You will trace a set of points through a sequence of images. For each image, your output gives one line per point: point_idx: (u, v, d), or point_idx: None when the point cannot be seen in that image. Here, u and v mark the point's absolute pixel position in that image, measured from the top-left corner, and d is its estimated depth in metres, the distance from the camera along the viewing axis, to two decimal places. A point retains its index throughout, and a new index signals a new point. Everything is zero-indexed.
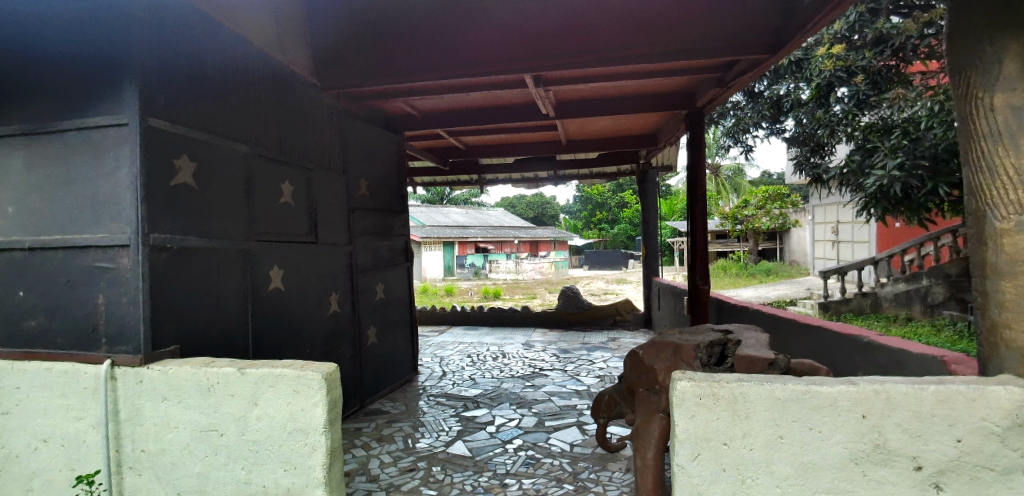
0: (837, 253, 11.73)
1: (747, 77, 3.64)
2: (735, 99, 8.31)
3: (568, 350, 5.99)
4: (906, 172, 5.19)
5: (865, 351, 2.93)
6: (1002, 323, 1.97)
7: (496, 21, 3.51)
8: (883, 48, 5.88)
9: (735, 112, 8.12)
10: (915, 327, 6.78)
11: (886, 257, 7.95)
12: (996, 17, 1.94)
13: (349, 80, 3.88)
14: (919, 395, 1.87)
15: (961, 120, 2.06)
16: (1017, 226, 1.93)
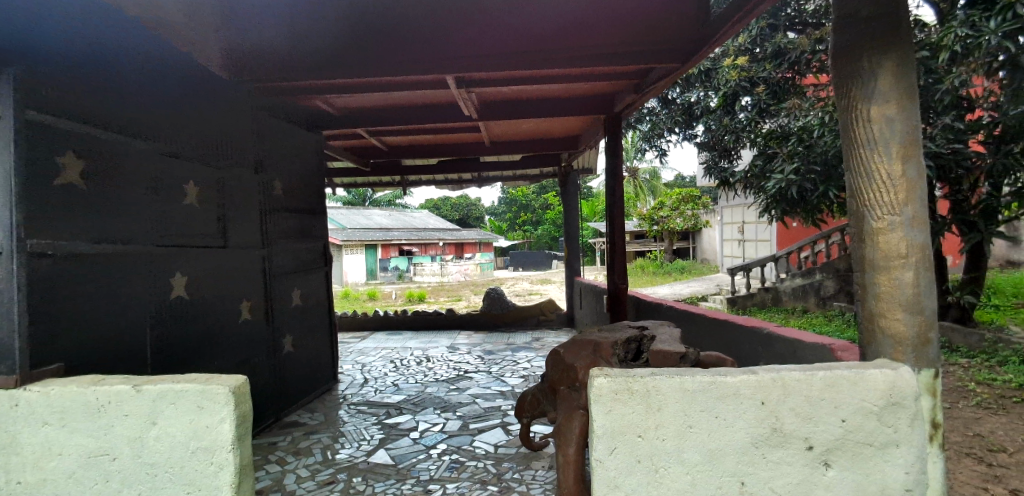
0: (743, 251, 12.56)
1: (661, 84, 3.79)
2: (651, 105, 8.65)
3: (492, 351, 6.00)
4: (801, 176, 5.62)
5: (765, 342, 3.15)
6: (878, 313, 2.19)
7: (497, 21, 3.37)
8: (780, 61, 6.30)
9: (651, 117, 8.49)
10: (810, 318, 7.39)
11: (784, 254, 8.60)
12: (874, 37, 2.14)
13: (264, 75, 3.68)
14: (809, 381, 2.03)
15: (844, 128, 2.26)
16: (890, 225, 2.14)
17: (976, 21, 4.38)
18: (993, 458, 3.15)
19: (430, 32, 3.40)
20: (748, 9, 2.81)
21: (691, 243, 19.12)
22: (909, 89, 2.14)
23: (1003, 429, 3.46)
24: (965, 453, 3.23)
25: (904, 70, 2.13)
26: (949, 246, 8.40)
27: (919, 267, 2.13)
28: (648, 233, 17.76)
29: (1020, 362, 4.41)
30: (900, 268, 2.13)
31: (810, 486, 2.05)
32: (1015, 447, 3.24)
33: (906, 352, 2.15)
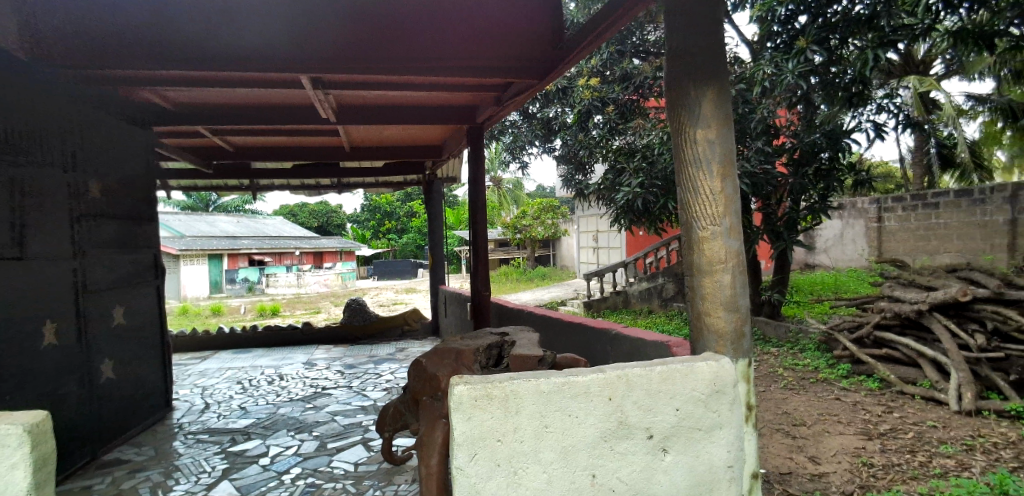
0: (597, 258, 13.46)
1: (520, 98, 3.93)
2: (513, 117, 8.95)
3: (354, 365, 5.74)
4: (645, 189, 6.20)
5: (614, 342, 3.40)
6: (704, 312, 2.47)
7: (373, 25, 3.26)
8: (627, 84, 6.96)
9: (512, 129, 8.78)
10: (653, 318, 8.14)
11: (632, 260, 9.39)
12: (698, 68, 2.42)
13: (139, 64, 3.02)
14: (649, 375, 2.23)
15: (675, 147, 2.52)
16: (712, 234, 2.44)
17: (778, 61, 5.16)
18: (796, 432, 3.71)
19: (349, 29, 3.18)
20: (596, 35, 3.04)
21: (551, 251, 20.04)
22: (725, 116, 2.45)
23: (803, 406, 4.10)
24: (775, 429, 3.78)
25: (722, 99, 2.43)
26: (761, 251, 9.82)
27: (735, 271, 2.45)
28: (512, 241, 18.30)
29: (814, 349, 5.27)
30: (720, 272, 2.44)
31: (651, 472, 2.25)
32: (811, 420, 3.85)
33: (727, 345, 2.46)
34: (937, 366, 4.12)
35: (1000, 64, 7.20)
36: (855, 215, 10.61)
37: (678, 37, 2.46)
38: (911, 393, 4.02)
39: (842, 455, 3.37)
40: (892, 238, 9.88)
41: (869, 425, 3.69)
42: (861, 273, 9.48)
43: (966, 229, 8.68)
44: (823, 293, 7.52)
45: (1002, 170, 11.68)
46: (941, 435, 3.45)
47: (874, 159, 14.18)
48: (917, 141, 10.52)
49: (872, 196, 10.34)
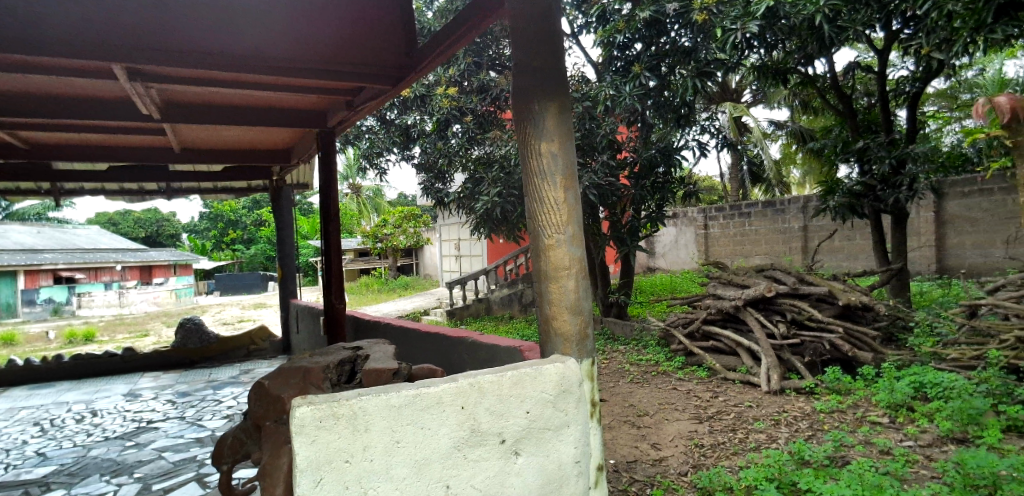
0: (459, 266, 13.52)
1: (372, 103, 3.81)
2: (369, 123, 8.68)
3: (189, 392, 5.13)
4: (502, 199, 6.40)
5: (470, 350, 3.43)
6: (552, 316, 2.59)
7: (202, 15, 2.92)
8: (484, 96, 7.12)
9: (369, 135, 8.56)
10: (514, 323, 8.38)
11: (493, 268, 9.58)
12: (541, 84, 2.54)
13: (35, 49, 2.58)
14: (500, 381, 2.28)
15: (522, 159, 2.62)
16: (557, 242, 2.56)
17: (617, 83, 5.63)
18: (640, 421, 4.04)
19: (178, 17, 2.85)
20: (447, 46, 3.07)
21: (415, 259, 19.78)
22: (566, 131, 2.59)
23: (646, 397, 4.48)
24: (622, 420, 4.07)
25: (563, 115, 2.58)
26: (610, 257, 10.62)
27: (578, 276, 2.60)
28: (372, 251, 17.70)
29: (655, 344, 5.79)
30: (564, 277, 2.57)
31: (504, 476, 2.28)
32: (652, 410, 4.22)
33: (572, 346, 2.60)
34: (751, 354, 4.75)
35: (791, 96, 8.53)
36: (686, 223, 11.89)
37: (523, 54, 2.56)
38: (733, 378, 4.60)
39: (679, 439, 3.73)
40: (716, 243, 11.24)
41: (700, 410, 4.14)
42: (693, 274, 10.64)
43: (771, 235, 10.17)
44: (662, 293, 8.31)
45: (795, 185, 13.88)
46: (756, 413, 3.97)
47: (700, 173, 16.05)
48: (733, 159, 12.09)
49: (699, 206, 11.68)
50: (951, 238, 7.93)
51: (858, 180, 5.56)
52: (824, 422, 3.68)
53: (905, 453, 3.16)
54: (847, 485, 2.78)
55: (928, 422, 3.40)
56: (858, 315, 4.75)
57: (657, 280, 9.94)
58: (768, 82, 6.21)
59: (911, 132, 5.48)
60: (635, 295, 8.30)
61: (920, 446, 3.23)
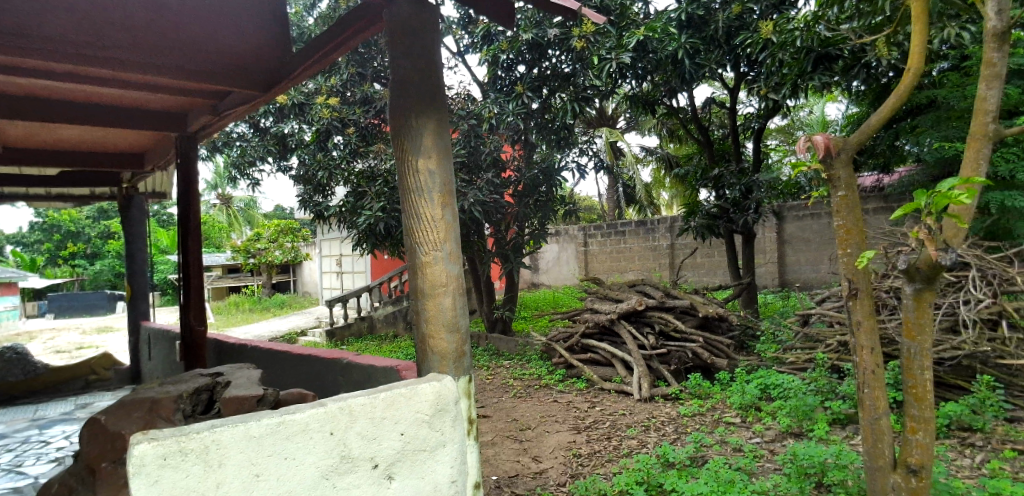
0: (341, 282, 12.95)
1: (241, 109, 3.57)
2: (241, 129, 8.12)
3: (6, 434, 4.36)
4: (387, 214, 6.29)
5: (345, 371, 3.28)
6: (428, 334, 2.58)
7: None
8: (367, 108, 6.97)
9: (240, 142, 8.02)
10: (398, 342, 8.19)
11: (377, 284, 9.33)
12: (419, 101, 2.54)
13: None
14: (372, 403, 2.18)
15: (400, 174, 2.60)
16: (433, 259, 2.56)
17: (500, 102, 5.81)
18: (522, 435, 4.11)
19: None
20: (322, 54, 2.97)
21: (293, 276, 18.66)
22: (444, 149, 2.60)
23: (529, 411, 4.58)
24: (505, 436, 4.12)
25: (441, 132, 2.59)
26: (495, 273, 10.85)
27: (455, 293, 2.61)
28: (243, 267, 16.38)
29: (538, 358, 5.96)
30: (441, 294, 2.57)
31: None
32: (533, 423, 4.32)
33: (449, 364, 2.60)
34: (625, 364, 5.06)
35: (660, 125, 9.30)
36: (568, 240, 12.44)
37: (402, 69, 2.55)
38: (608, 388, 4.86)
39: (558, 450, 3.85)
40: (594, 259, 11.86)
41: (578, 420, 4.30)
42: (574, 289, 11.11)
43: (643, 252, 10.95)
44: (544, 309, 8.56)
45: (664, 207, 15.11)
46: (629, 420, 4.21)
47: (580, 193, 16.92)
48: (610, 181, 12.89)
49: (579, 224, 12.28)
50: (789, 256, 9.06)
51: (715, 203, 6.17)
52: (687, 425, 3.99)
53: (754, 448, 3.51)
54: (705, 482, 3.02)
55: (771, 420, 3.82)
56: (716, 325, 5.24)
57: (541, 296, 10.24)
58: (638, 111, 6.74)
59: (757, 162, 6.20)
60: (520, 311, 8.49)
61: (765, 442, 3.61)
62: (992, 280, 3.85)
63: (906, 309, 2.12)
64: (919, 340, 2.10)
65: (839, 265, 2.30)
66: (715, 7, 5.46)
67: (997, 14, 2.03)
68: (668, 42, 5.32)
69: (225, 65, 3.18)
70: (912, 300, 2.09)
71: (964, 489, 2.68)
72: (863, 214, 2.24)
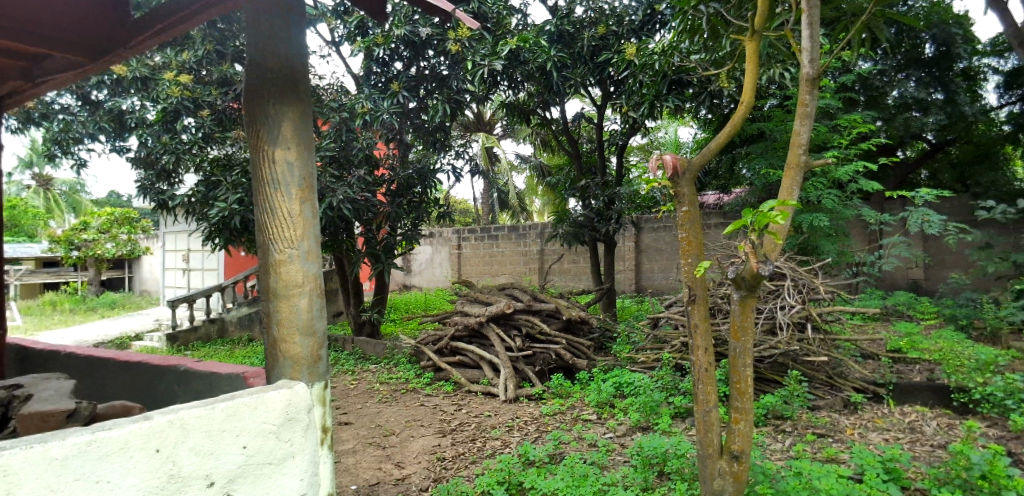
0: (187, 281, 11.66)
1: (61, 76, 3.08)
2: (64, 100, 6.94)
3: None
4: (243, 207, 5.81)
5: (182, 380, 2.95)
6: (280, 338, 2.41)
7: None
8: (225, 90, 6.36)
9: (64, 115, 6.86)
10: (253, 346, 7.57)
11: (232, 284, 8.59)
12: (278, 88, 2.37)
13: None
14: (209, 415, 1.95)
15: (254, 165, 2.40)
16: (289, 258, 2.40)
17: (374, 98, 5.68)
18: (385, 442, 4.00)
19: None
20: (166, 25, 2.66)
21: (128, 272, 16.44)
22: (305, 141, 2.45)
23: (394, 416, 4.48)
24: (367, 443, 3.98)
25: (302, 122, 2.44)
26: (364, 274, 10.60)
27: (312, 294, 2.47)
28: (63, 261, 14.07)
29: (406, 362, 5.86)
30: (296, 295, 2.41)
31: None
32: (398, 429, 4.22)
33: (303, 370, 2.44)
34: (492, 366, 5.16)
35: (534, 134, 9.65)
36: (441, 242, 12.42)
37: (259, 51, 2.35)
38: (475, 390, 4.94)
39: (422, 455, 3.79)
40: (467, 262, 11.95)
41: (444, 424, 4.28)
42: (446, 292, 11.10)
43: (514, 256, 11.26)
44: (414, 311, 8.45)
45: (535, 213, 15.73)
46: (493, 421, 4.28)
47: (455, 197, 17.00)
48: (486, 185, 13.13)
49: (453, 227, 12.33)
50: (645, 264, 9.88)
51: (581, 212, 6.53)
52: (548, 424, 4.16)
53: (607, 443, 3.74)
54: (561, 478, 3.15)
55: (623, 416, 4.11)
56: (578, 327, 5.52)
57: (411, 298, 10.08)
58: (514, 119, 6.94)
59: (619, 176, 6.67)
60: (389, 313, 8.29)
61: (617, 436, 3.87)
62: (803, 289, 4.48)
63: (733, 313, 2.40)
64: (742, 341, 2.39)
65: (681, 274, 2.53)
66: (583, 27, 5.91)
67: (810, 62, 2.36)
68: (539, 54, 5.55)
69: (43, 25, 2.72)
70: (737, 306, 2.37)
71: (775, 469, 3.09)
72: (702, 229, 2.49)
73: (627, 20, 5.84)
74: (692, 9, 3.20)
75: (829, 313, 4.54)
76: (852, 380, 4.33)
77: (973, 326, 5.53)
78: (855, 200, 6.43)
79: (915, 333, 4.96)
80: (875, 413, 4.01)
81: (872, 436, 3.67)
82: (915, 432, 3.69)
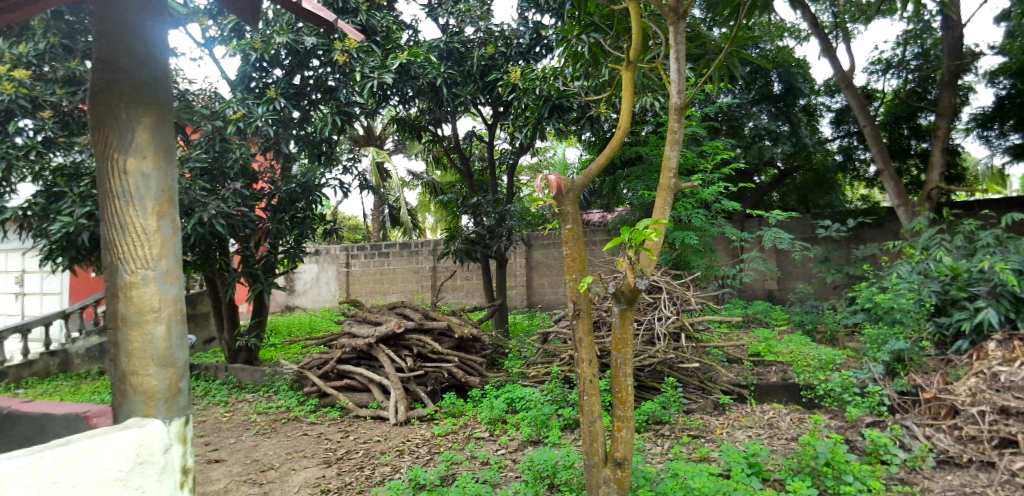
0: (21, 307, 10.05)
1: None
2: None
3: None
4: (94, 222, 5.16)
5: (4, 426, 2.52)
6: (130, 371, 2.14)
7: None
8: (73, 89, 5.63)
9: None
10: (103, 380, 6.68)
11: (79, 309, 7.56)
12: (132, 90, 2.14)
13: None
14: (36, 466, 1.59)
15: (101, 175, 2.13)
16: (142, 280, 2.14)
17: (248, 104, 5.35)
18: (262, 478, 3.68)
19: None
20: None
21: None
22: (163, 149, 2.23)
23: (273, 449, 4.16)
24: (241, 480, 3.65)
25: (160, 129, 2.22)
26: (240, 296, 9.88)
27: (171, 320, 2.22)
28: None
29: (288, 389, 5.49)
30: (151, 322, 2.16)
31: None
32: (278, 462, 3.91)
33: (158, 405, 2.18)
34: (382, 388, 4.99)
35: (426, 151, 9.61)
36: (328, 260, 11.88)
37: (107, 48, 2.11)
38: (364, 415, 4.74)
39: (304, 488, 3.54)
40: (356, 280, 11.52)
41: (329, 453, 4.04)
42: (333, 312, 10.59)
43: (406, 273, 11.06)
44: (297, 334, 7.96)
45: (428, 230, 15.63)
46: (383, 446, 4.12)
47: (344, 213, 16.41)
48: (376, 201, 12.82)
49: (341, 244, 11.86)
50: (535, 280, 10.16)
51: (473, 229, 6.58)
52: (440, 444, 4.08)
53: (499, 460, 3.74)
54: None
55: (515, 431, 4.15)
56: (471, 345, 5.52)
57: (296, 320, 9.51)
58: (404, 134, 6.87)
59: (510, 194, 6.82)
60: (269, 337, 7.74)
61: (509, 452, 3.89)
62: (677, 301, 4.84)
63: (614, 326, 2.52)
64: (623, 352, 2.52)
65: (567, 290, 2.60)
66: (472, 46, 6.04)
67: (678, 92, 2.56)
68: (429, 71, 5.57)
69: None
70: (617, 319, 2.49)
71: (654, 472, 3.27)
72: (585, 246, 2.58)
73: (514, 43, 6.05)
74: (574, 38, 3.38)
75: (699, 323, 4.94)
76: (720, 384, 4.73)
77: (816, 329, 6.30)
78: (719, 219, 7.11)
79: (770, 338, 5.55)
80: (740, 413, 4.40)
81: (738, 434, 4.02)
82: (772, 427, 4.10)
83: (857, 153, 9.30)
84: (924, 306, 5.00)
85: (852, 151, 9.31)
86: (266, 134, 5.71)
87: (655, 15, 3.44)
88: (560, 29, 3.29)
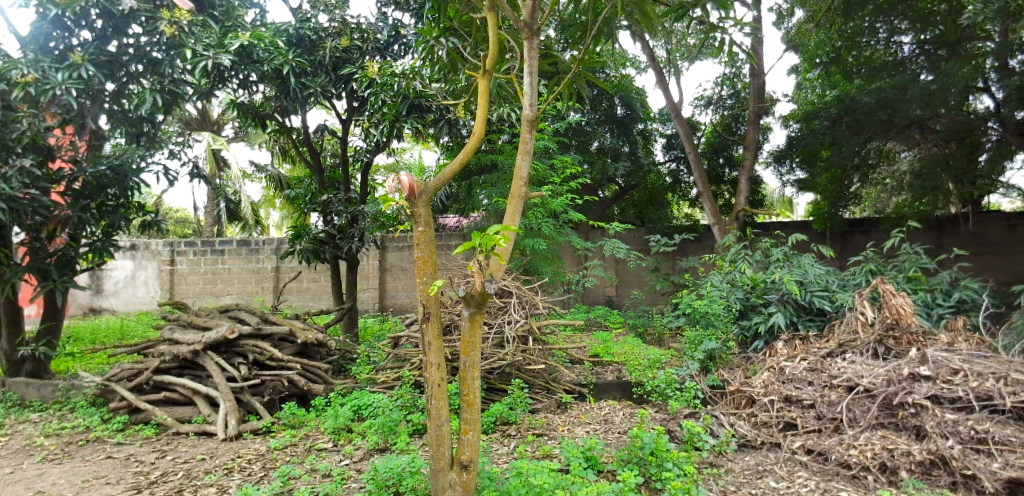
0: None
1: None
2: None
3: None
4: None
5: None
6: None
7: None
8: None
9: None
10: None
11: None
12: None
13: None
14: None
15: None
16: None
17: (44, 67, 4.51)
18: None
19: None
20: None
21: None
22: None
23: (64, 478, 3.51)
24: None
25: None
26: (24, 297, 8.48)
27: None
28: None
29: (87, 405, 4.71)
30: None
31: None
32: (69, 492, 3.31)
33: None
34: (209, 400, 4.49)
35: (271, 141, 8.93)
36: (147, 257, 10.43)
37: None
38: (186, 431, 4.22)
39: None
40: (182, 281, 10.25)
41: (139, 477, 3.51)
42: (152, 316, 9.32)
43: (243, 274, 10.13)
44: (101, 342, 6.85)
45: (272, 226, 14.51)
46: (207, 466, 3.68)
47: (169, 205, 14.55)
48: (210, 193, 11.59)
49: (165, 239, 10.51)
50: (389, 282, 9.93)
51: (322, 228, 6.24)
52: (275, 459, 3.77)
53: (342, 471, 3.54)
54: None
55: (360, 440, 3.98)
56: (314, 351, 5.21)
57: (102, 325, 8.18)
58: (246, 122, 6.31)
59: (363, 194, 6.60)
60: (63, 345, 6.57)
61: (353, 462, 3.71)
62: (526, 305, 5.06)
63: (463, 329, 2.53)
64: (471, 355, 2.54)
65: (416, 293, 2.56)
66: (325, 35, 5.78)
67: (531, 105, 2.67)
68: (275, 56, 5.22)
69: None
70: (467, 322, 2.50)
71: (498, 472, 3.33)
72: (436, 248, 2.56)
73: (371, 38, 5.90)
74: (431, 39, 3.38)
75: (545, 327, 5.21)
76: (563, 384, 5.02)
77: (647, 332, 6.98)
78: (567, 228, 7.59)
79: (608, 340, 6.03)
80: (580, 410, 4.70)
81: (577, 430, 4.29)
82: (607, 422, 4.44)
83: (685, 176, 10.55)
84: (730, 311, 5.79)
85: (679, 175, 10.55)
86: (69, 106, 4.86)
87: (512, 29, 3.57)
88: (419, 29, 3.30)
